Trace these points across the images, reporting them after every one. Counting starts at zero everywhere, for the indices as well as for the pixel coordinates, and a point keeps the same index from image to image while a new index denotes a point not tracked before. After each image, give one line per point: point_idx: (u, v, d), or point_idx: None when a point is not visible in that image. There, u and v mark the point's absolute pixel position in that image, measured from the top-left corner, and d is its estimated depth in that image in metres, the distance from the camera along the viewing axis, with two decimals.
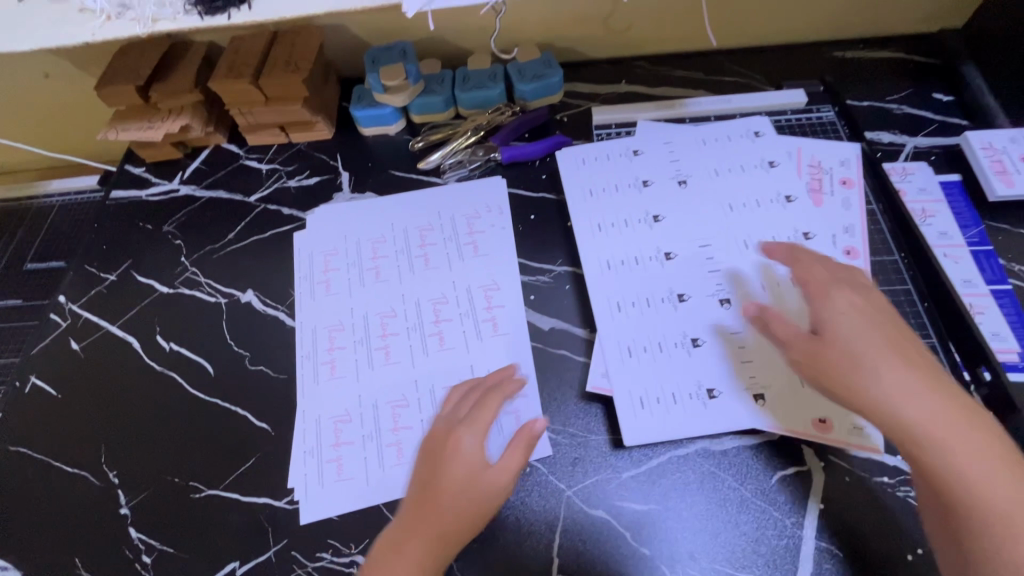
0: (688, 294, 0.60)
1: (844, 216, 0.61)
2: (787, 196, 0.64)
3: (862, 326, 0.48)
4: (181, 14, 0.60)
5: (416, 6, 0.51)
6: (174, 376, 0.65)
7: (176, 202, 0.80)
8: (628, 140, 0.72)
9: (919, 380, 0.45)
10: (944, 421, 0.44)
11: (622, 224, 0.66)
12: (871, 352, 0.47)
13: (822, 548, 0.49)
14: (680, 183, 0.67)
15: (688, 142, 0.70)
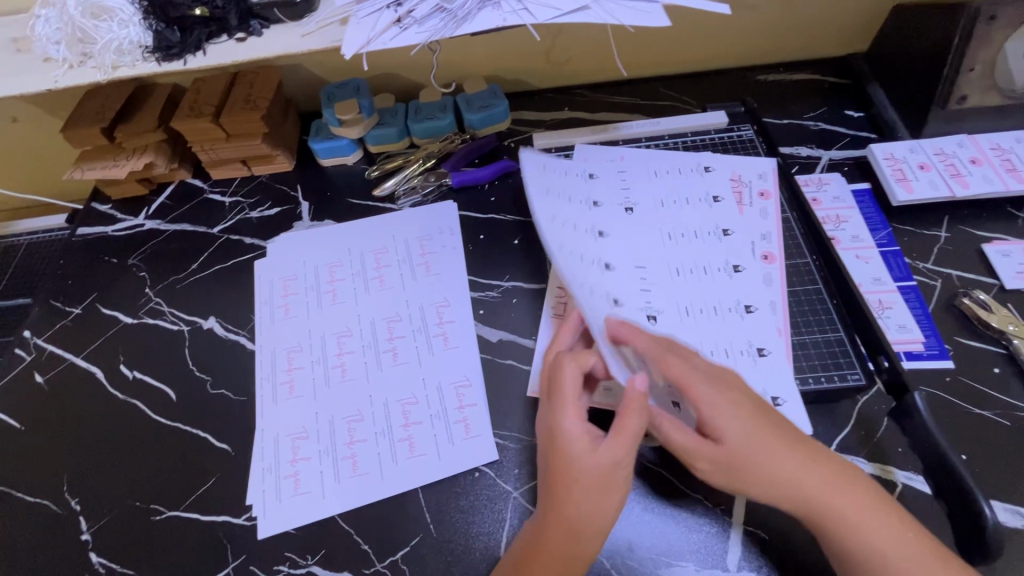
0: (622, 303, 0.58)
1: (761, 225, 0.67)
2: (725, 231, 0.67)
3: (733, 419, 0.49)
4: (140, 61, 0.64)
5: (354, 50, 0.56)
6: (137, 403, 0.67)
7: (141, 236, 0.83)
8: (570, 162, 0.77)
9: (793, 467, 0.47)
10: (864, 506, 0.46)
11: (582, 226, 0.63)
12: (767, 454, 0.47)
13: (748, 532, 0.52)
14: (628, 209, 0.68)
15: (641, 172, 0.73)
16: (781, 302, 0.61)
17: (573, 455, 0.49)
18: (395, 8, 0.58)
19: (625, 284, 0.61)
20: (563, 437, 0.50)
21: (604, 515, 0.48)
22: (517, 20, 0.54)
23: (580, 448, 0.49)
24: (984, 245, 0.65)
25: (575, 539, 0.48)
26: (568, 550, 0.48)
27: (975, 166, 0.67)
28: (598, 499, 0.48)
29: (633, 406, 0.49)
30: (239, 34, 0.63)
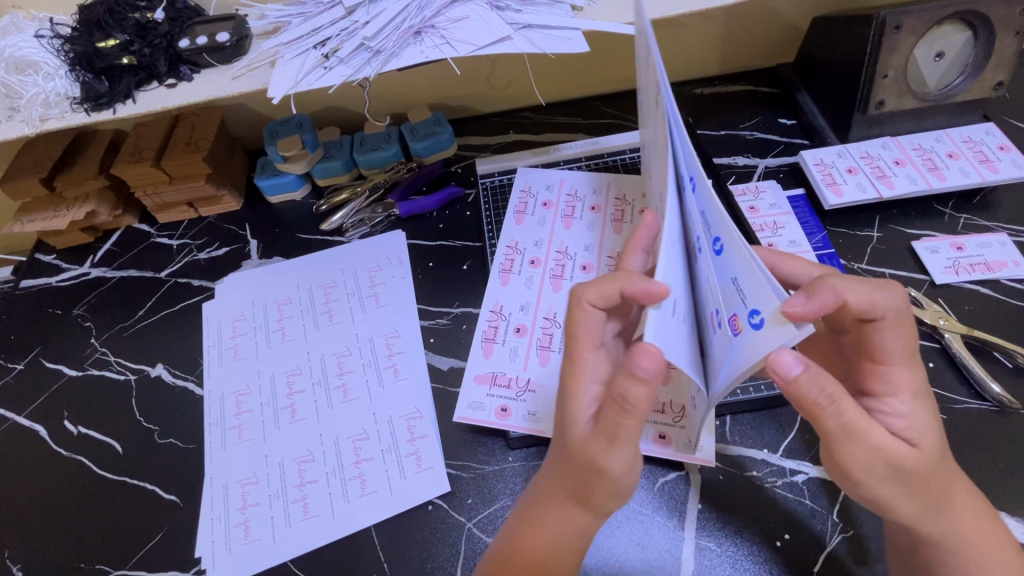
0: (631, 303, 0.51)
1: None
2: None
3: (923, 406, 0.42)
4: (68, 112, 0.64)
5: (282, 91, 0.56)
6: (82, 459, 0.65)
7: (87, 285, 0.82)
8: (514, 186, 0.77)
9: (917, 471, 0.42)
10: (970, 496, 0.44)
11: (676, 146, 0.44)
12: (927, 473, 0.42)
13: (701, 545, 0.53)
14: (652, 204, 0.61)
15: None
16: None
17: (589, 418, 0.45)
18: (320, 47, 0.58)
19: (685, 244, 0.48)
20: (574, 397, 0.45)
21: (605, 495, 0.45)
22: (438, 55, 0.54)
23: (586, 412, 0.44)
24: (914, 242, 0.67)
25: (571, 502, 0.46)
26: (570, 517, 0.46)
27: (900, 166, 0.69)
28: (593, 483, 0.44)
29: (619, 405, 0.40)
30: (169, 80, 0.64)
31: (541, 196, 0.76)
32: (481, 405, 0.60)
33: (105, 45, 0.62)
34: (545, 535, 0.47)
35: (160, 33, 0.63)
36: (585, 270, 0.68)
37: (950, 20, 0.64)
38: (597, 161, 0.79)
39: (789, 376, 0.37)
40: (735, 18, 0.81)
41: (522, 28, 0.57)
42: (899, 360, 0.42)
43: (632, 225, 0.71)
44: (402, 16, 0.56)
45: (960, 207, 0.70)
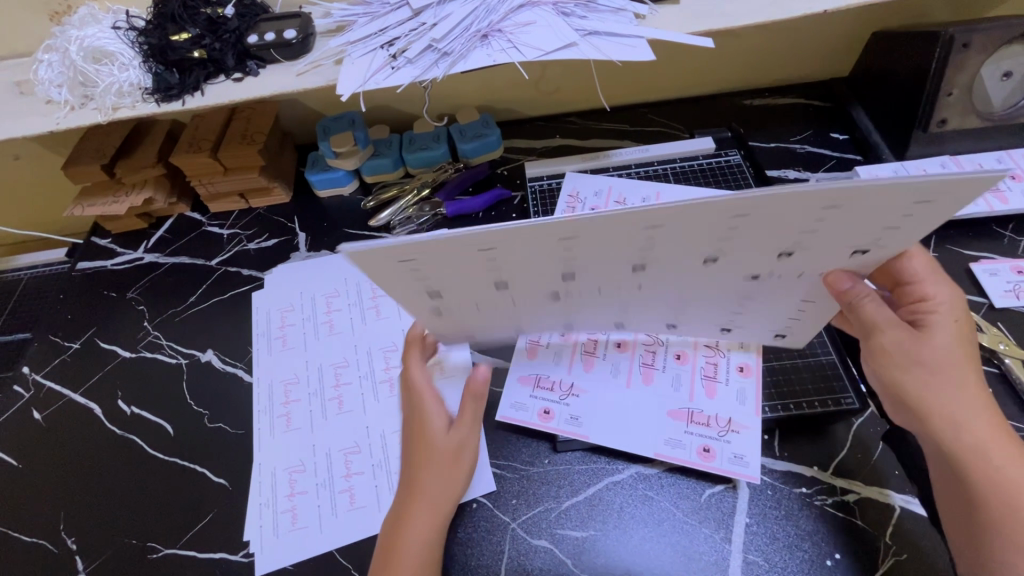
0: (564, 293, 0.54)
1: None
2: None
3: (956, 322, 0.48)
4: (139, 102, 0.66)
5: (350, 89, 0.56)
6: (134, 438, 0.67)
7: (140, 269, 0.84)
8: (563, 190, 0.78)
9: (956, 383, 0.46)
10: None
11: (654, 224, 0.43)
12: (949, 398, 0.46)
13: (749, 560, 0.52)
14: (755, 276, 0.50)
15: None
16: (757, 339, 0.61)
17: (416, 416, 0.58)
18: (388, 47, 0.59)
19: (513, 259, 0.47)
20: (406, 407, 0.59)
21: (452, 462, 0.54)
22: (506, 58, 0.55)
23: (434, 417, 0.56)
24: (972, 264, 0.66)
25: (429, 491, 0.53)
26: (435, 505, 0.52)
27: None
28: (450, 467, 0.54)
29: (473, 393, 0.56)
30: (236, 74, 0.66)
31: (589, 202, 0.76)
32: (524, 406, 0.61)
33: (179, 38, 0.64)
34: (417, 533, 0.51)
35: (230, 29, 0.65)
36: None
37: (1020, 40, 0.63)
38: (646, 168, 0.79)
39: (842, 288, 0.49)
40: (790, 32, 0.81)
41: (588, 34, 0.57)
42: (928, 279, 0.49)
43: None
44: (470, 20, 0.58)
45: (1021, 230, 0.68)
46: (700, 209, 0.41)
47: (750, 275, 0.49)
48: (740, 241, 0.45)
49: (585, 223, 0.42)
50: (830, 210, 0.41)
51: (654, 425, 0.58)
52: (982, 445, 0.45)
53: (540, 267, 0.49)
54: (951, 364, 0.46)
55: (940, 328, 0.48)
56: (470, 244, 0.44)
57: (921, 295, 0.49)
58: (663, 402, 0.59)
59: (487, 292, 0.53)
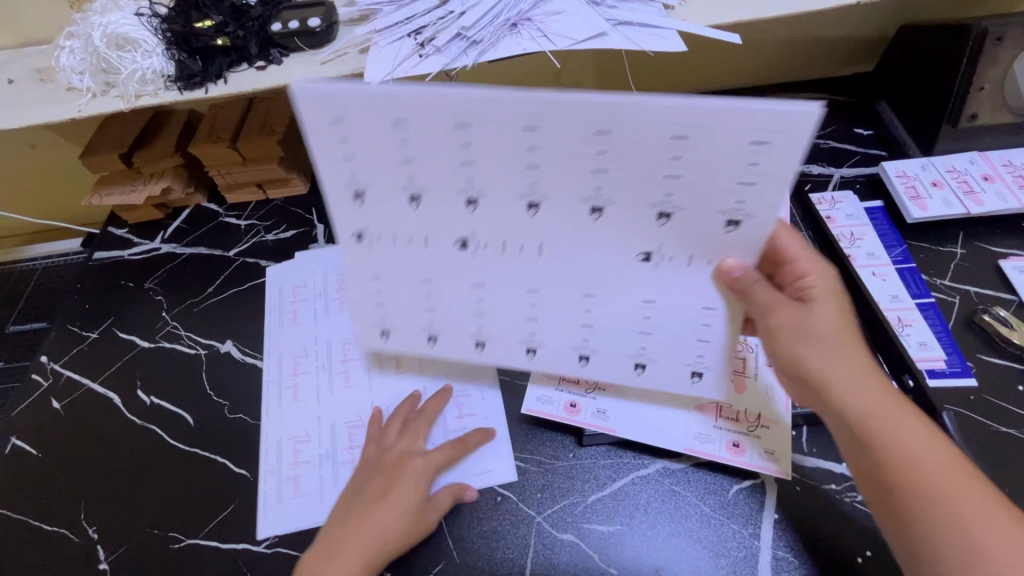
0: (466, 245, 0.46)
1: None
2: None
3: (834, 299, 0.49)
4: (162, 89, 0.66)
5: (378, 77, 0.56)
6: (152, 428, 0.67)
7: (157, 259, 0.84)
8: None
9: (844, 359, 0.46)
10: (942, 466, 0.42)
11: (672, 173, 0.39)
12: (841, 374, 0.46)
13: (779, 557, 0.52)
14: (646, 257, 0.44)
15: None
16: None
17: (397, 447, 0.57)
18: (415, 36, 0.58)
19: (437, 215, 0.45)
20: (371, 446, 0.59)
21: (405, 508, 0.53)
22: (536, 47, 0.54)
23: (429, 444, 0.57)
24: (1001, 261, 0.65)
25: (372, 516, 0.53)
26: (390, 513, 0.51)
27: (989, 182, 0.67)
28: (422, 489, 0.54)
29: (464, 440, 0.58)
30: (259, 62, 0.65)
31: None
32: (549, 399, 0.61)
33: (202, 25, 0.63)
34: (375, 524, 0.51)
35: (253, 17, 0.65)
36: None
37: None
38: None
39: (733, 275, 0.44)
40: (814, 26, 0.80)
41: (618, 24, 0.57)
42: (803, 256, 0.50)
43: None
44: (500, 9, 0.57)
45: None
46: (633, 166, 0.39)
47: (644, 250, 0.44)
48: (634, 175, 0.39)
49: (486, 164, 0.41)
50: (749, 164, 0.37)
51: (683, 418, 0.58)
52: (886, 424, 0.44)
53: (455, 234, 0.46)
54: (840, 340, 0.47)
55: (825, 304, 0.48)
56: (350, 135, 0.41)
57: (800, 275, 0.50)
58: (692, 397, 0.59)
59: (397, 215, 0.45)
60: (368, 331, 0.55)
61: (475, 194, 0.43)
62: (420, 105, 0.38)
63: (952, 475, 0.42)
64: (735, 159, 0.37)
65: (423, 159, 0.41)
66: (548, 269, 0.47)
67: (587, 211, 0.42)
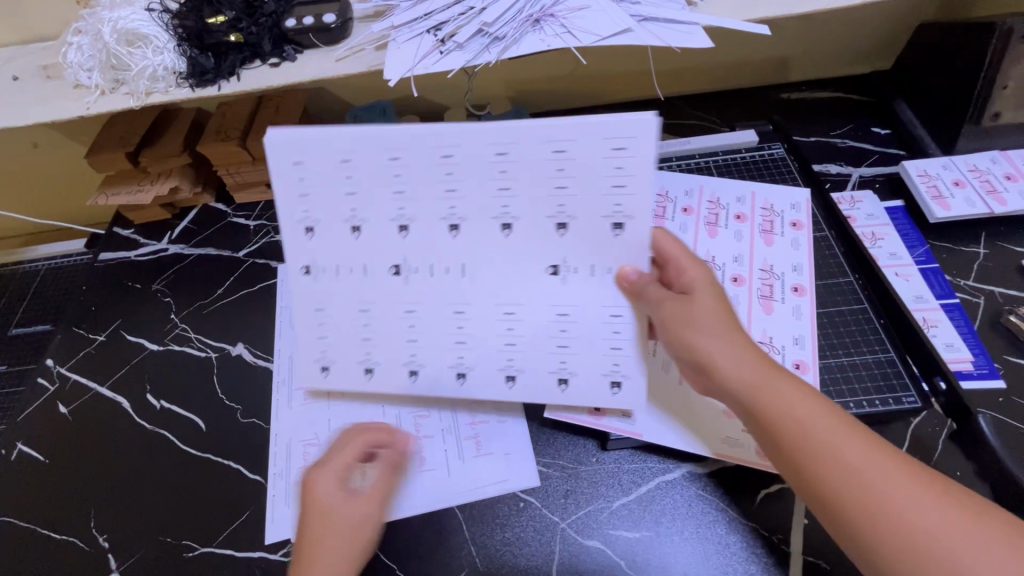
0: (400, 267, 0.51)
1: (793, 255, 0.65)
2: (797, 268, 0.64)
3: (713, 290, 0.50)
4: (173, 87, 0.64)
5: (398, 74, 0.54)
6: (162, 433, 0.66)
7: (165, 260, 0.82)
8: None
9: (727, 342, 0.46)
10: (835, 437, 0.41)
11: (560, 184, 0.47)
12: (728, 359, 0.46)
13: (810, 563, 0.51)
14: (553, 271, 0.50)
15: (782, 200, 0.70)
16: (810, 336, 0.59)
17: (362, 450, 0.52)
18: (435, 32, 0.57)
19: (376, 243, 0.51)
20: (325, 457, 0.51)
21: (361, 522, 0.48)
22: (561, 43, 0.53)
23: (332, 482, 0.48)
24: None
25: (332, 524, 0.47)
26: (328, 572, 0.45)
27: (1011, 182, 0.67)
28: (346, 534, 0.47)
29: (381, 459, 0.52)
30: (272, 59, 0.64)
31: None
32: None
33: (215, 21, 0.62)
34: None
35: (266, 13, 0.63)
36: None
37: None
38: (687, 161, 0.77)
39: (633, 279, 0.48)
40: (831, 24, 0.79)
41: (643, 20, 0.56)
42: (678, 254, 0.52)
43: (727, 231, 0.68)
44: (522, 4, 0.56)
45: None
46: (531, 182, 0.47)
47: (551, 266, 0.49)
48: (535, 196, 0.48)
49: (411, 191, 0.49)
50: (616, 176, 0.46)
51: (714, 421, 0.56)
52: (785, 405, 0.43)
53: (388, 259, 0.51)
54: (722, 324, 0.47)
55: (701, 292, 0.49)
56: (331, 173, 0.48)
57: (677, 272, 0.52)
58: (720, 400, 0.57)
59: (342, 243, 0.51)
60: (308, 366, 0.56)
61: (404, 220, 0.50)
62: (364, 144, 0.47)
63: (845, 444, 0.41)
64: (596, 173, 0.46)
65: (363, 189, 0.49)
66: (472, 289, 0.51)
67: (554, 228, 0.48)
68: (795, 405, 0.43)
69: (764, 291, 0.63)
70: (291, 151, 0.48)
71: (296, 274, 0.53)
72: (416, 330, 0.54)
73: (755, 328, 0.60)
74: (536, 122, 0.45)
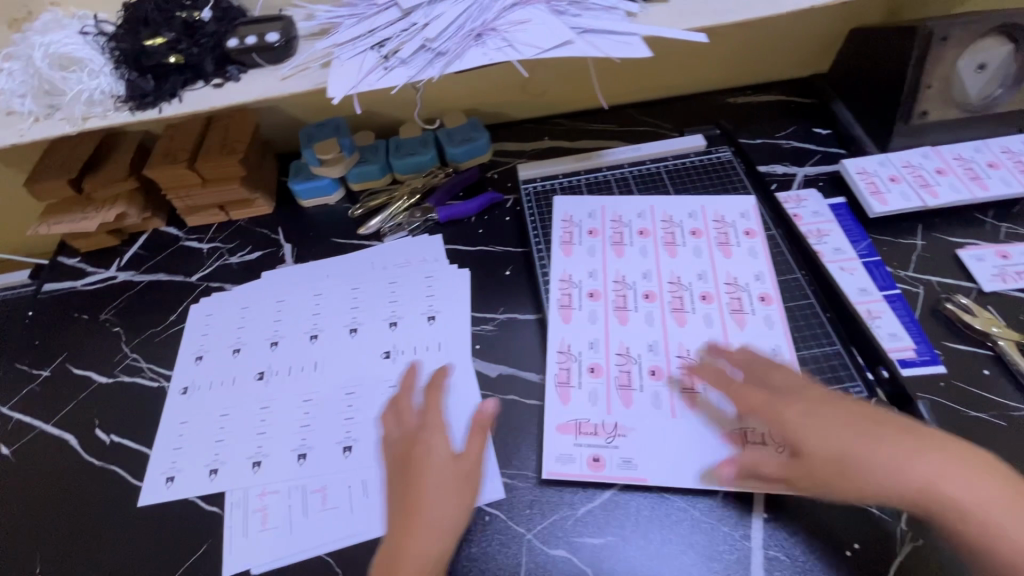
0: (266, 373, 0.67)
1: (754, 265, 0.67)
2: (762, 277, 0.66)
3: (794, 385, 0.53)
4: (112, 111, 0.62)
5: (341, 92, 0.54)
6: (113, 468, 0.63)
7: (113, 289, 0.79)
8: (564, 211, 0.75)
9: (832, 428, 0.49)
10: (950, 479, 0.45)
11: (392, 300, 0.71)
12: (846, 438, 0.48)
13: (771, 556, 0.51)
14: (386, 355, 0.67)
15: (730, 206, 0.72)
16: (785, 345, 0.60)
17: (474, 481, 0.53)
18: (378, 49, 0.57)
19: (253, 357, 0.69)
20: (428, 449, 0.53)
21: (446, 516, 0.50)
22: (503, 57, 0.54)
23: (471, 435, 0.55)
24: (958, 250, 0.68)
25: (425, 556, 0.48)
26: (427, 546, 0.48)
27: (942, 176, 0.70)
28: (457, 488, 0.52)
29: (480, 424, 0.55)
30: (216, 80, 0.63)
31: (586, 224, 0.73)
32: (570, 457, 0.57)
33: (153, 42, 0.61)
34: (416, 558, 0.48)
35: (207, 33, 0.62)
36: (649, 299, 0.66)
37: (992, 34, 0.65)
38: (639, 167, 0.79)
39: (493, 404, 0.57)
40: (770, 29, 0.82)
41: (583, 32, 0.57)
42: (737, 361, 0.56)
43: (687, 248, 0.70)
44: (463, 18, 0.56)
45: (1001, 216, 0.70)
46: (369, 303, 0.71)
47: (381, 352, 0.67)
48: (367, 309, 0.71)
49: (284, 314, 0.72)
50: (432, 287, 0.72)
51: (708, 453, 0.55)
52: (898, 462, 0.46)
53: (257, 367, 0.68)
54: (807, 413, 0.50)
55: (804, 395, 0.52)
56: (236, 305, 0.74)
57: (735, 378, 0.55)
58: (647, 422, 0.57)
59: (224, 364, 0.69)
60: (156, 480, 0.61)
61: (276, 338, 0.70)
62: (259, 297, 0.74)
63: (973, 484, 0.44)
64: (410, 293, 0.72)
65: (253, 313, 0.73)
66: (321, 380, 0.66)
67: (426, 319, 0.69)
68: (916, 469, 0.45)
69: (733, 305, 0.64)
70: (204, 308, 0.74)
71: (176, 395, 0.67)
72: (309, 416, 0.63)
73: (733, 344, 0.61)
74: (389, 267, 0.74)
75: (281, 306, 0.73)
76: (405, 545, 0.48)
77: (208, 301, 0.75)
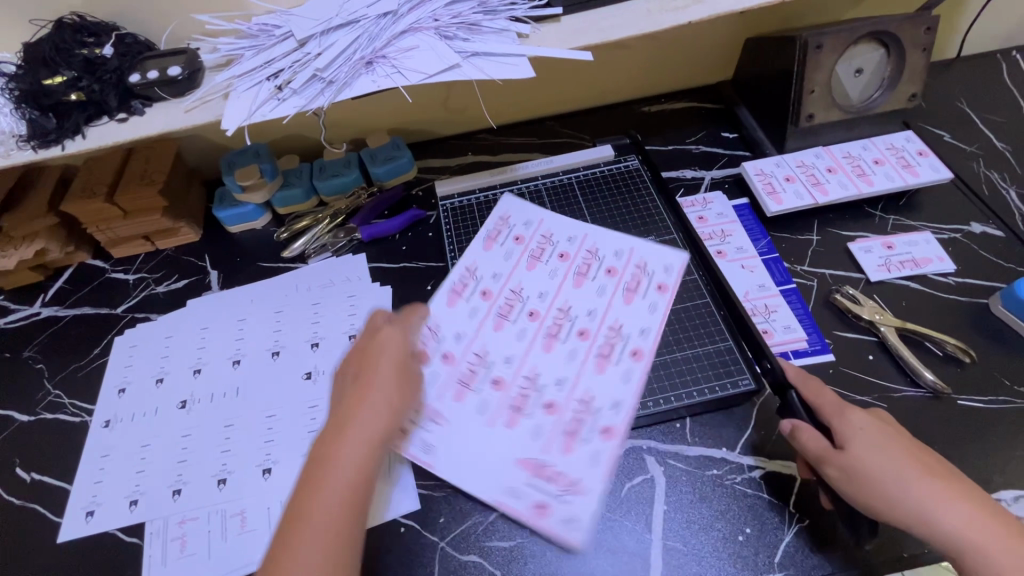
0: (188, 402, 0.68)
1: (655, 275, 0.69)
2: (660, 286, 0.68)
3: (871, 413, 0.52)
4: (14, 150, 0.63)
5: (235, 124, 0.57)
6: (32, 506, 0.63)
7: (37, 325, 0.79)
8: (495, 218, 0.77)
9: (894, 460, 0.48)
10: (942, 507, 0.46)
11: (314, 320, 0.73)
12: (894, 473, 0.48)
13: (670, 546, 0.54)
14: (307, 376, 0.68)
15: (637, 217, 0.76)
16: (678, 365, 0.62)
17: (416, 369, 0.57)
18: (274, 79, 0.59)
19: (175, 386, 0.69)
20: (382, 334, 0.57)
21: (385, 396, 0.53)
22: (390, 83, 0.56)
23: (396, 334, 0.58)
24: (849, 243, 0.72)
25: (364, 432, 0.49)
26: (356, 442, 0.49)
27: (832, 173, 0.74)
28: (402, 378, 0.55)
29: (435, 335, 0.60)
30: (121, 114, 0.64)
31: (516, 229, 0.76)
32: (456, 458, 0.58)
33: (52, 82, 0.62)
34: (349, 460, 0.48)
35: (109, 69, 0.63)
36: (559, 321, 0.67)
37: (864, 40, 0.71)
38: (553, 179, 0.82)
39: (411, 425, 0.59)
40: (674, 41, 0.86)
41: (470, 55, 0.60)
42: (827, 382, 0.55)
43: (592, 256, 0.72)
44: (354, 47, 0.58)
45: (889, 208, 0.75)
46: (292, 326, 0.73)
47: (302, 372, 0.68)
48: (290, 332, 0.72)
49: (208, 342, 0.73)
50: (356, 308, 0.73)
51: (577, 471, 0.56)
52: (897, 497, 0.47)
53: (179, 396, 0.68)
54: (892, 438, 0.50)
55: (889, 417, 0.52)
56: (159, 334, 0.75)
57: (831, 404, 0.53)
58: (517, 449, 0.58)
59: (146, 394, 0.70)
60: (75, 515, 0.61)
61: (199, 365, 0.71)
62: (183, 327, 0.75)
63: (965, 517, 0.46)
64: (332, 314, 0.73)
65: (178, 341, 0.74)
66: (242, 405, 0.67)
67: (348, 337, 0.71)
68: (923, 506, 0.46)
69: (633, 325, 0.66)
70: (128, 340, 0.75)
71: (98, 428, 0.68)
72: (230, 441, 0.64)
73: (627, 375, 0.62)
74: (315, 290, 0.75)
75: (206, 333, 0.74)
76: (338, 443, 0.49)
77: (133, 332, 0.76)
